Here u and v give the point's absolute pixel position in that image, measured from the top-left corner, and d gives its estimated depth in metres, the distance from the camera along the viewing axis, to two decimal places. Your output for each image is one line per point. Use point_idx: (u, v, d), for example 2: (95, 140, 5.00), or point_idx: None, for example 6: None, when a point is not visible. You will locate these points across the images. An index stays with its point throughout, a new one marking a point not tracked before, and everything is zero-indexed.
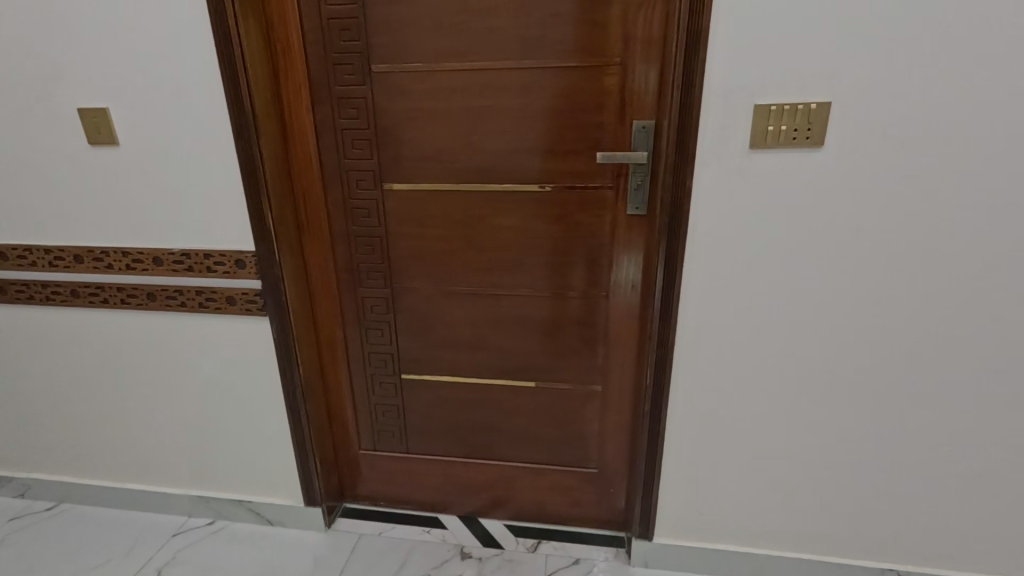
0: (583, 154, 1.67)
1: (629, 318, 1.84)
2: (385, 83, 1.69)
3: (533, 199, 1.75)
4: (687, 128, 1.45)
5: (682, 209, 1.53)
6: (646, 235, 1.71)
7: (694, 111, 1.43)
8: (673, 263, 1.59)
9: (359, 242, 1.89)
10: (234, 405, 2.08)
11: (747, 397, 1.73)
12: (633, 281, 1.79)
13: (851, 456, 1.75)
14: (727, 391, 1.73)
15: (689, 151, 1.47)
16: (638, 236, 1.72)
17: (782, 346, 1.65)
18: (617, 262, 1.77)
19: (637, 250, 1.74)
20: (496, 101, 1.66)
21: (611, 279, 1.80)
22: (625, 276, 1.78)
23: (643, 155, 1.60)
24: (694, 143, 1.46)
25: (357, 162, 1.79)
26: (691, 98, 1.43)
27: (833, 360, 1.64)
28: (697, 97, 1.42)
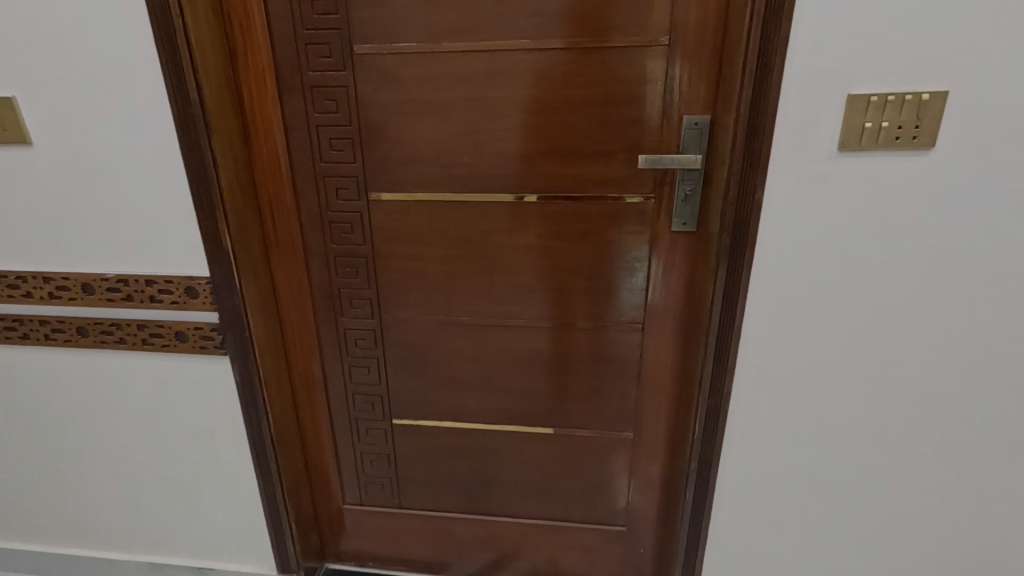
0: (617, 157, 1.36)
1: (668, 355, 1.52)
2: (372, 68, 1.35)
3: (555, 212, 1.43)
4: (759, 125, 1.14)
5: (748, 227, 1.22)
6: (692, 255, 1.40)
7: (769, 101, 1.12)
8: (733, 293, 1.29)
9: (340, 263, 1.56)
10: (188, 458, 1.73)
11: (814, 453, 1.43)
12: (675, 311, 1.47)
13: (935, 521, 1.45)
14: (790, 444, 1.43)
15: (759, 153, 1.16)
16: (682, 257, 1.41)
17: (862, 392, 1.35)
18: (656, 288, 1.45)
19: (681, 274, 1.42)
20: (510, 91, 1.34)
21: (648, 308, 1.48)
22: (665, 305, 1.47)
23: (696, 158, 1.29)
24: (767, 144, 1.15)
25: (337, 167, 1.45)
26: (766, 86, 1.12)
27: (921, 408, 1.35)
28: (774, 85, 1.11)
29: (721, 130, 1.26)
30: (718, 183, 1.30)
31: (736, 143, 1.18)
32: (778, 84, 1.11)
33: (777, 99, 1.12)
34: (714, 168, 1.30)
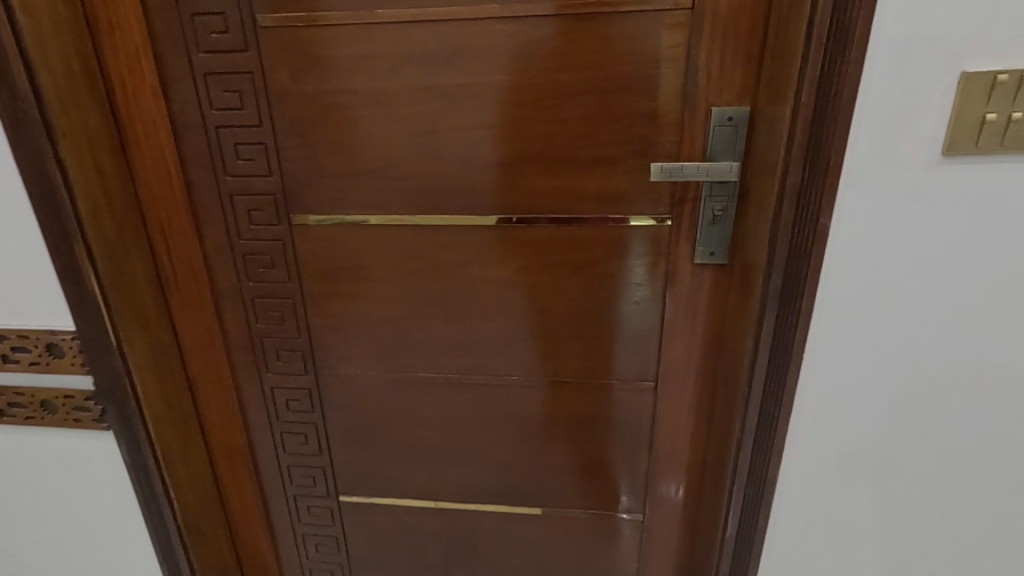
0: (622, 167, 1.00)
1: (690, 423, 1.16)
2: (285, 48, 0.98)
3: (539, 239, 1.07)
4: (826, 121, 0.79)
5: (805, 265, 0.87)
6: (723, 296, 1.05)
7: (843, 84, 0.76)
8: (782, 354, 0.93)
9: (259, 306, 1.20)
10: (70, 565, 1.32)
11: (897, 563, 1.05)
12: (699, 367, 1.11)
13: None
14: (865, 551, 1.05)
15: (825, 161, 0.80)
16: (709, 297, 1.05)
17: (970, 486, 0.97)
18: (675, 339, 1.10)
19: (707, 319, 1.07)
20: (473, 78, 0.98)
21: (663, 362, 1.12)
22: (687, 360, 1.11)
23: (728, 165, 0.94)
24: (841, 147, 0.79)
25: (247, 183, 1.09)
26: (838, 64, 0.76)
27: None
28: (854, 60, 0.75)
29: (764, 128, 0.91)
30: (760, 199, 0.94)
31: (790, 146, 0.83)
32: (858, 60, 0.75)
33: (856, 82, 0.76)
34: (753, 180, 0.95)
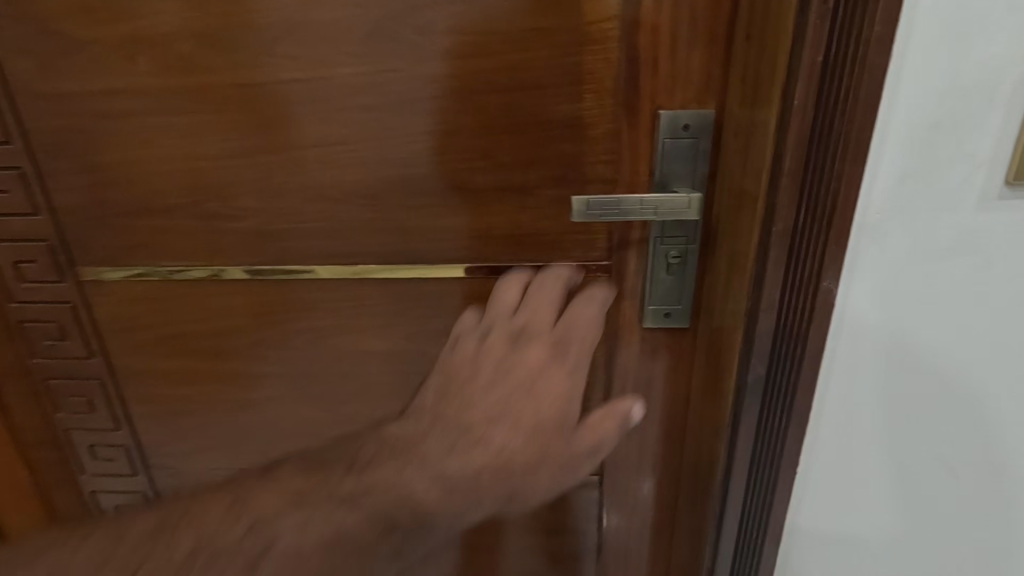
0: (539, 197, 0.70)
1: (650, 528, 0.88)
2: (25, 29, 0.65)
3: (430, 295, 0.77)
4: (836, 137, 0.49)
5: (799, 351, 0.57)
6: (683, 370, 0.76)
7: (863, 79, 0.46)
8: (763, 468, 0.64)
9: (55, 390, 0.86)
10: None
11: None
12: (656, 457, 0.83)
13: None
14: None
15: (832, 200, 0.50)
16: (665, 371, 0.77)
17: None
18: (625, 426, 0.81)
19: (665, 399, 0.78)
20: (314, 72, 0.66)
21: (608, 453, 0.83)
22: (642, 452, 0.82)
23: (687, 198, 0.64)
24: (858, 179, 0.49)
25: (6, 224, 0.76)
26: (856, 45, 0.46)
27: None
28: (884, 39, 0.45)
29: (736, 142, 0.61)
30: (730, 244, 0.65)
31: (779, 177, 0.52)
32: (888, 38, 0.45)
33: (882, 75, 0.46)
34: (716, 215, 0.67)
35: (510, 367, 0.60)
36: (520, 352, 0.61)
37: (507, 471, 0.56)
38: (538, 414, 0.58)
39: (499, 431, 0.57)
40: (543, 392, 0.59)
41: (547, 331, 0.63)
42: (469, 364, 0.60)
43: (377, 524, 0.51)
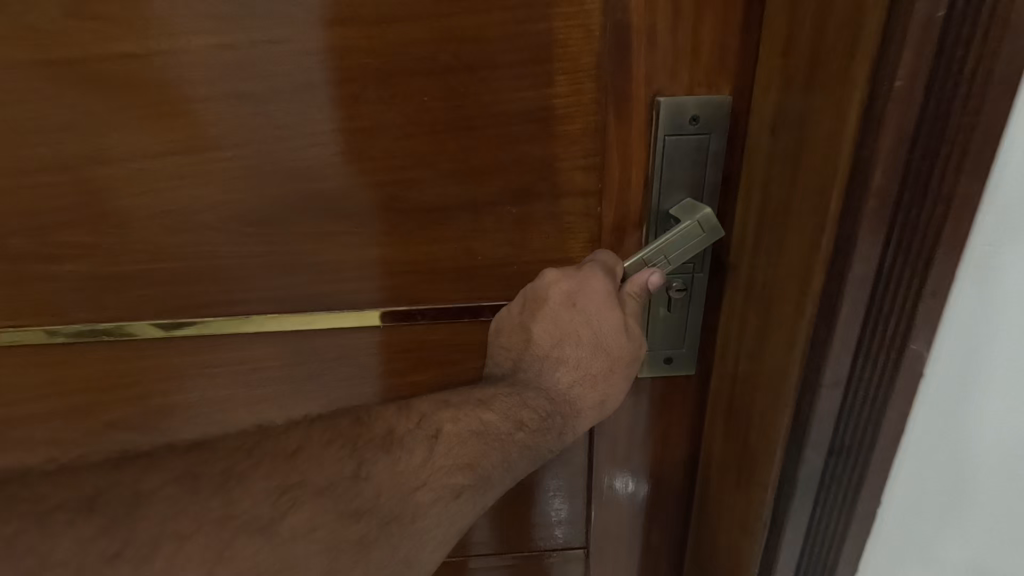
0: (497, 218, 0.52)
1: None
2: None
3: (352, 349, 0.57)
4: (947, 148, 0.34)
5: (873, 431, 0.44)
6: (680, 426, 0.61)
7: (998, 60, 0.32)
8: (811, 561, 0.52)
9: None
10: None
11: None
12: (647, 524, 0.68)
13: None
14: None
15: (935, 237, 0.37)
16: (660, 427, 0.61)
17: None
18: (614, 498, 0.64)
19: (658, 459, 0.63)
20: (156, 44, 0.44)
21: (589, 526, 0.67)
22: (633, 521, 0.67)
23: (696, 222, 0.47)
24: (975, 202, 0.35)
25: None
26: (993, 7, 0.31)
27: None
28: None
29: (762, 150, 0.45)
30: (745, 288, 0.49)
31: (859, 203, 0.37)
32: None
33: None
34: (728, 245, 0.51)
35: (542, 303, 0.49)
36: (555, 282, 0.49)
37: (592, 386, 0.49)
38: (563, 331, 0.49)
39: (567, 355, 0.50)
40: (556, 325, 0.49)
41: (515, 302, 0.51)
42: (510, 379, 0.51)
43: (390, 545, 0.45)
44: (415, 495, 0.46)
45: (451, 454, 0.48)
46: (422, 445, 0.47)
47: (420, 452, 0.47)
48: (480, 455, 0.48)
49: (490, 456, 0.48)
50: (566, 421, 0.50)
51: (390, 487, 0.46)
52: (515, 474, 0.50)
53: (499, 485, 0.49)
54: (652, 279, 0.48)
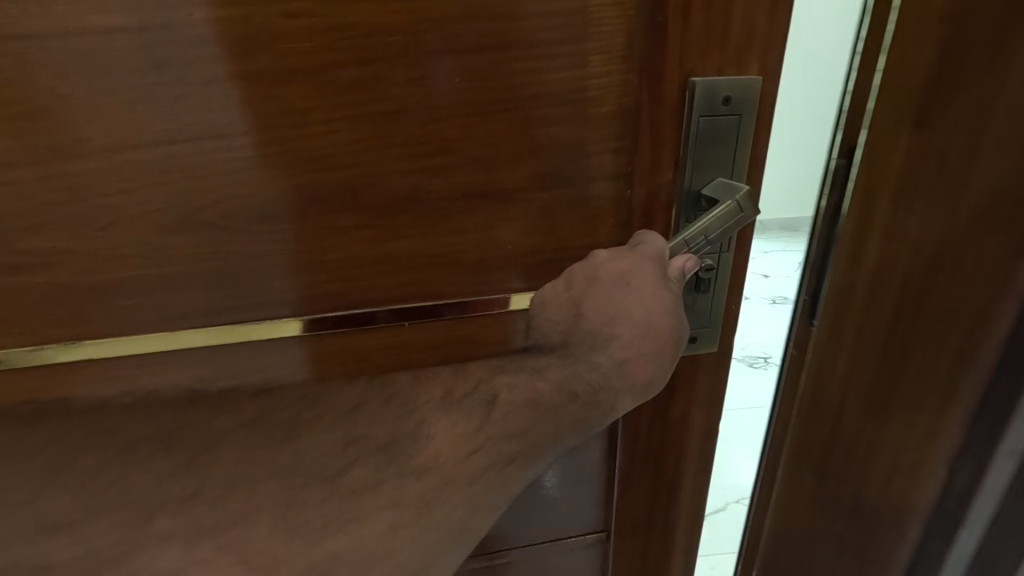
0: (526, 204, 0.50)
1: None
2: None
3: (365, 352, 0.53)
4: None
5: None
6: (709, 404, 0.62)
7: None
8: (954, 492, 0.60)
9: None
10: None
11: None
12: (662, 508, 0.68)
13: None
14: None
15: None
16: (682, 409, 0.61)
17: None
18: (635, 477, 0.65)
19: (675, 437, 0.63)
20: (147, 17, 0.38)
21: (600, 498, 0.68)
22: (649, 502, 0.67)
23: (735, 201, 0.48)
24: None
25: None
26: None
27: None
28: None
29: (897, 148, 0.50)
30: (881, 276, 0.55)
31: None
32: None
33: None
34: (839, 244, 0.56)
35: (594, 280, 0.48)
36: (611, 259, 0.47)
37: (640, 365, 0.47)
38: (617, 305, 0.47)
39: (622, 333, 0.47)
40: (611, 300, 0.47)
41: (566, 284, 0.49)
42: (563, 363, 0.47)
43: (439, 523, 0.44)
44: (470, 460, 0.45)
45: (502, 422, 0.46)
46: (476, 410, 0.46)
47: (474, 418, 0.45)
48: (532, 425, 0.46)
49: (545, 425, 0.46)
50: (609, 398, 0.48)
51: (443, 466, 0.44)
52: (562, 445, 0.48)
53: (540, 459, 0.48)
54: (687, 263, 0.48)
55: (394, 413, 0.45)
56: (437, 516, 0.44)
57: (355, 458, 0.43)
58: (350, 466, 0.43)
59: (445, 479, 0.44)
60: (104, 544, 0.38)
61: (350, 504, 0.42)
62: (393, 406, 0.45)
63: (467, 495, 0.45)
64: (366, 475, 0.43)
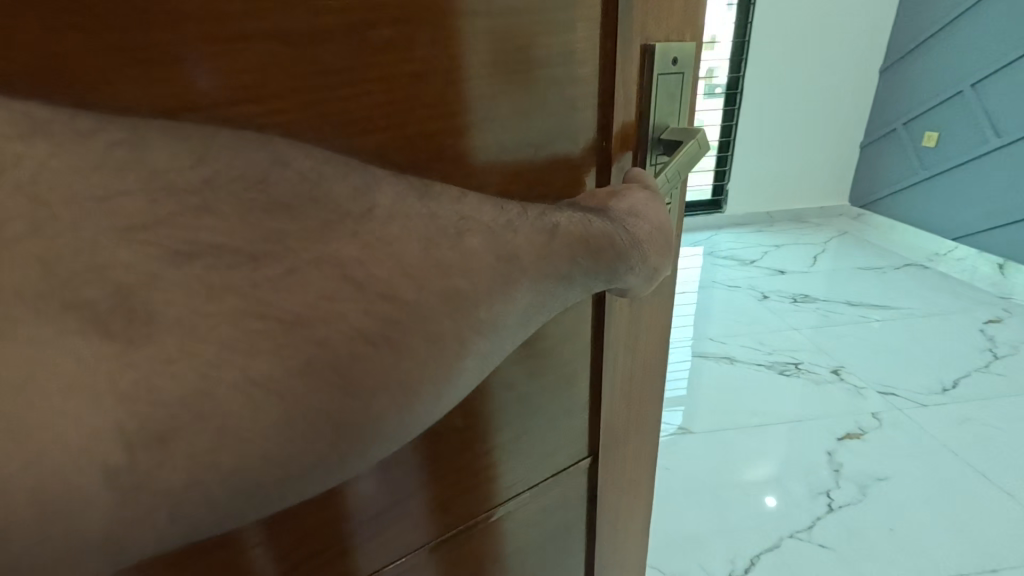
0: (533, 155, 0.55)
1: (592, 503, 0.77)
2: None
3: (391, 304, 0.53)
4: None
5: None
6: (661, 310, 0.75)
7: None
8: None
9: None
10: None
11: (855, 521, 1.65)
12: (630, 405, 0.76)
13: (917, 498, 1.71)
14: (842, 535, 1.61)
15: None
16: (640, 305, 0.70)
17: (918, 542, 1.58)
18: (621, 379, 0.71)
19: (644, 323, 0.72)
20: None
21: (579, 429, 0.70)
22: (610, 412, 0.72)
23: (694, 141, 0.62)
24: None
25: None
26: None
27: (934, 497, 1.72)
28: None
29: None
30: None
31: None
32: None
33: None
34: None
35: (618, 198, 0.55)
36: (626, 188, 0.57)
37: (653, 245, 0.55)
38: (635, 203, 0.55)
39: (641, 226, 0.54)
40: (635, 207, 0.55)
41: (599, 196, 0.55)
42: (610, 243, 0.50)
43: (507, 344, 0.46)
44: (550, 245, 0.47)
45: (563, 242, 0.48)
46: (543, 225, 0.47)
47: (542, 231, 0.47)
48: (591, 236, 0.49)
49: (602, 239, 0.50)
50: (626, 267, 0.52)
51: (510, 316, 0.45)
52: (614, 275, 0.52)
53: (580, 285, 0.49)
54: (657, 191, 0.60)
55: (487, 206, 0.46)
56: (518, 293, 0.45)
57: (467, 229, 0.44)
58: (463, 233, 0.44)
59: (527, 288, 0.45)
60: (292, 294, 0.37)
61: (433, 324, 0.41)
62: (484, 203, 0.46)
63: (535, 291, 0.46)
64: (476, 247, 0.44)
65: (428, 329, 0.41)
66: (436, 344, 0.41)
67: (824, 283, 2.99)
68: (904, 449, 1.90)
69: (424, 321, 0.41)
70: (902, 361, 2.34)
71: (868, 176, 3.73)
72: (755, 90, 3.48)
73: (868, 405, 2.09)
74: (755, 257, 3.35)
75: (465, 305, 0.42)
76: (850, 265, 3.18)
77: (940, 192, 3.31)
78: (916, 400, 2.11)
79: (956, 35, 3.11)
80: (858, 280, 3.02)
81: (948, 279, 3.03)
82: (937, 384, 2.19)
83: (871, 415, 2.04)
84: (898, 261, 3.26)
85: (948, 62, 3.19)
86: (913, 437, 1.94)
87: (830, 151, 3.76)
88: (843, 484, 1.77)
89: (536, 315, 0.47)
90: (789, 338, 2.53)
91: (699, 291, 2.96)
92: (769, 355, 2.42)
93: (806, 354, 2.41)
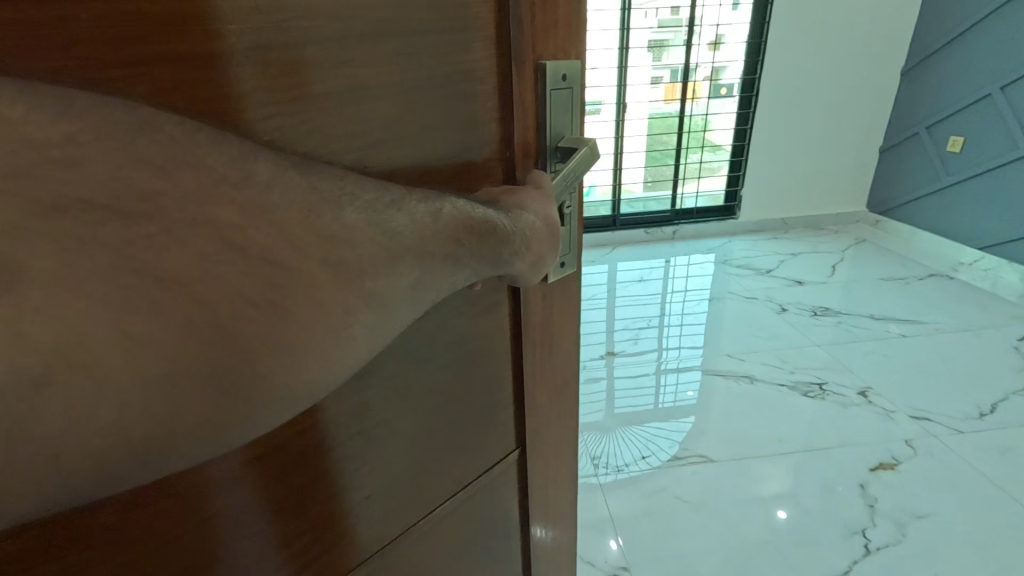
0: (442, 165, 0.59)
1: (523, 488, 0.84)
2: None
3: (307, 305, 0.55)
4: None
5: None
6: (573, 305, 0.82)
7: None
8: None
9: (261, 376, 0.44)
10: None
11: (894, 559, 1.74)
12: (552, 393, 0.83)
13: (948, 533, 1.81)
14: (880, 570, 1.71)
15: None
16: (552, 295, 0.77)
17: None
18: (537, 366, 0.77)
19: (555, 311, 0.78)
20: None
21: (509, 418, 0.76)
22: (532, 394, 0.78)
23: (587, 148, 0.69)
24: None
25: None
26: None
27: (969, 534, 1.80)
28: None
29: None
30: None
31: None
32: None
33: None
34: None
35: (505, 198, 0.61)
36: (515, 191, 0.62)
37: (535, 238, 0.61)
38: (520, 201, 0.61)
39: (525, 218, 0.60)
40: (523, 203, 0.61)
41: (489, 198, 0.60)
42: (496, 235, 0.56)
43: (397, 313, 0.49)
44: (433, 227, 0.50)
45: (447, 223, 0.52)
46: (427, 205, 0.50)
47: (425, 209, 0.50)
48: (473, 219, 0.54)
49: (485, 223, 0.55)
50: (510, 255, 0.58)
51: (402, 288, 0.48)
52: (499, 259, 0.57)
53: (468, 265, 0.54)
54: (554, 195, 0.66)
55: (374, 188, 0.48)
56: (403, 266, 0.48)
57: (348, 201, 0.45)
58: (346, 205, 0.45)
59: (412, 268, 0.49)
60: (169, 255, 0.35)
61: (313, 286, 0.42)
62: (366, 182, 0.48)
63: (426, 286, 0.51)
64: (355, 220, 0.45)
65: (313, 295, 0.42)
66: (317, 306, 0.42)
67: (842, 294, 3.25)
68: (941, 481, 2.00)
69: (309, 282, 0.41)
70: (943, 381, 2.49)
71: (887, 182, 4.03)
72: (767, 96, 3.77)
73: (902, 430, 2.23)
74: (773, 267, 3.63)
75: (352, 270, 0.44)
76: (873, 276, 3.45)
77: (951, 204, 3.60)
78: (953, 427, 2.23)
79: (970, 51, 3.38)
80: (875, 290, 3.28)
81: (968, 289, 3.27)
82: (975, 409, 2.32)
83: (906, 442, 2.17)
84: (921, 272, 3.50)
85: (963, 76, 3.45)
86: (951, 467, 2.05)
87: (842, 154, 4.03)
88: (880, 522, 1.86)
89: (428, 294, 0.51)
90: (813, 354, 2.71)
91: (717, 301, 3.22)
92: (793, 374, 2.58)
93: (830, 374, 2.57)
